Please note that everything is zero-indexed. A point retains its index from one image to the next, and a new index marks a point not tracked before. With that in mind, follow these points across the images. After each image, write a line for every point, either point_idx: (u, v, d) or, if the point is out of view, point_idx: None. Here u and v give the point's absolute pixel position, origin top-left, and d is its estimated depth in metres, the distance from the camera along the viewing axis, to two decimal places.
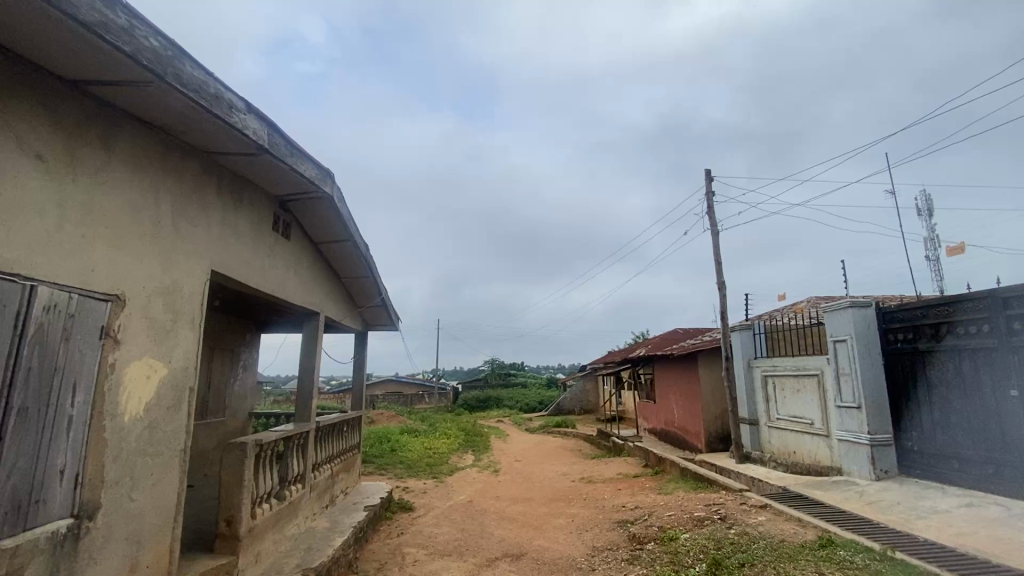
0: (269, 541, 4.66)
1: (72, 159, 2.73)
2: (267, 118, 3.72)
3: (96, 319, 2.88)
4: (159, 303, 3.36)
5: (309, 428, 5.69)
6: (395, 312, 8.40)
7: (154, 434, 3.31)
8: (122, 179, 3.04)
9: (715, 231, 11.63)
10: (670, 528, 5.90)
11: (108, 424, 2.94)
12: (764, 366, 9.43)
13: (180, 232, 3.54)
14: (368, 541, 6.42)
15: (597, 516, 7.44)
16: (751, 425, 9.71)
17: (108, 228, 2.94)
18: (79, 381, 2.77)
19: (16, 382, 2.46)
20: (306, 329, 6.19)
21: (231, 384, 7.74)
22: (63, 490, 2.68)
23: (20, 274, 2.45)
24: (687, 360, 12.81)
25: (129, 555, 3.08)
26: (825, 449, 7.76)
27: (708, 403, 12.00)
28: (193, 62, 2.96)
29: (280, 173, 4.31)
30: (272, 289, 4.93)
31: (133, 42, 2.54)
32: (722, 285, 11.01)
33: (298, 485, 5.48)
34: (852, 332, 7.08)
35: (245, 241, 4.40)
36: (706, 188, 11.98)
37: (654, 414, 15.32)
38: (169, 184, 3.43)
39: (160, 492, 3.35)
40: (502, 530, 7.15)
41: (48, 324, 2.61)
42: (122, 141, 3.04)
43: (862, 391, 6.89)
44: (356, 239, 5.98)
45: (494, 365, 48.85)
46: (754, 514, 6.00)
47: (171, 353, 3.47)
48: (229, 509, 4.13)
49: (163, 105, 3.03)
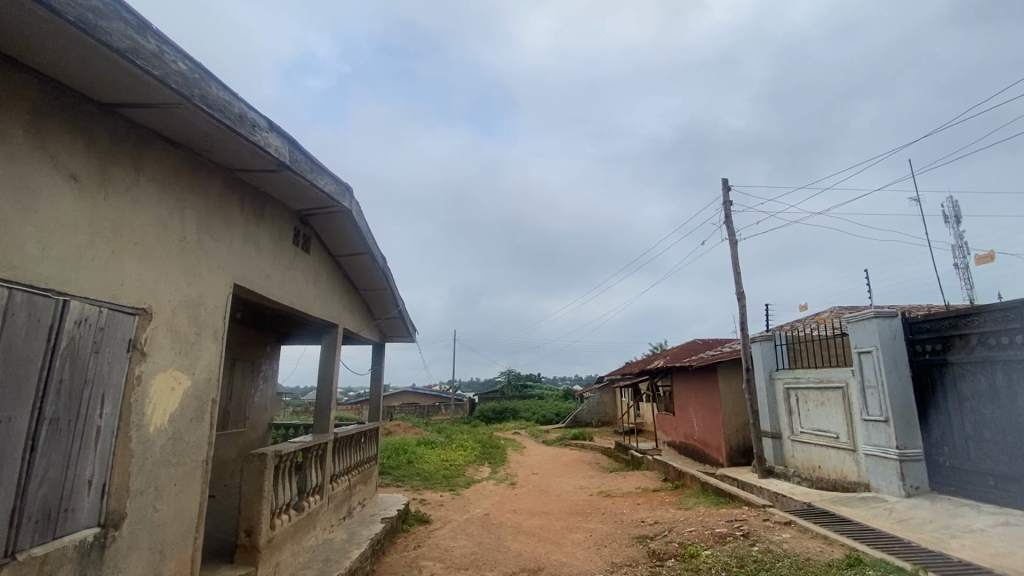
0: (288, 551, 4.71)
1: (103, 178, 2.84)
2: (288, 135, 3.82)
3: (124, 332, 2.97)
4: (184, 316, 3.45)
5: (328, 438, 5.75)
6: (412, 323, 8.45)
7: (178, 445, 3.37)
8: (150, 197, 3.14)
9: (733, 240, 11.48)
10: (691, 544, 5.76)
11: (134, 434, 3.02)
12: (787, 378, 9.23)
13: (203, 248, 3.63)
14: (386, 554, 6.43)
15: (615, 531, 7.32)
16: (774, 439, 9.45)
17: (137, 244, 3.05)
18: (107, 393, 2.85)
19: (48, 394, 2.53)
20: (324, 339, 6.24)
21: (253, 395, 7.90)
22: (90, 499, 2.75)
23: (54, 289, 2.55)
24: (706, 372, 12.63)
25: (153, 563, 3.14)
26: (851, 463, 7.54)
27: (730, 416, 11.75)
28: (218, 84, 3.07)
29: (301, 188, 4.40)
30: (292, 301, 5.03)
31: (163, 67, 2.66)
32: (741, 295, 10.84)
33: (316, 496, 5.53)
34: (878, 343, 6.88)
35: (267, 255, 4.51)
36: (723, 198, 11.86)
37: (673, 427, 15.07)
38: (196, 200, 3.55)
39: (182, 503, 3.41)
40: (519, 544, 7.10)
41: (78, 337, 2.69)
42: (151, 160, 3.16)
43: (889, 404, 6.69)
44: (374, 251, 6.08)
45: (511, 377, 48.94)
46: (778, 531, 5.86)
47: (194, 365, 3.55)
48: (249, 520, 4.17)
49: (189, 125, 3.13)
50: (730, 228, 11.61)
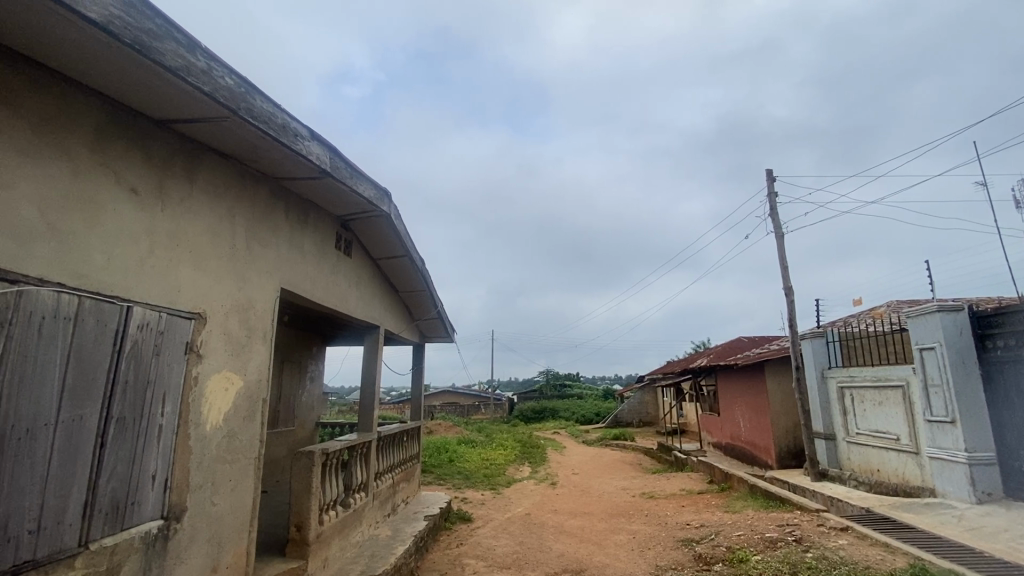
0: (336, 546, 4.86)
1: (160, 190, 3.01)
2: (328, 143, 3.93)
3: (181, 336, 3.14)
4: (236, 320, 3.62)
5: (372, 437, 5.89)
6: (451, 324, 8.54)
7: (232, 443, 3.54)
8: (202, 207, 3.31)
9: (780, 233, 11.02)
10: (739, 548, 5.57)
11: (193, 432, 3.19)
12: (840, 376, 8.79)
13: (252, 254, 3.80)
14: (429, 551, 6.53)
15: (659, 533, 7.17)
16: (828, 441, 9.00)
17: (192, 252, 3.21)
18: (167, 393, 3.02)
19: (115, 394, 2.70)
20: (366, 340, 6.40)
21: (300, 395, 8.18)
22: (154, 493, 2.92)
23: (118, 296, 2.72)
24: (752, 370, 12.17)
25: (211, 555, 3.31)
26: (914, 467, 7.09)
27: (779, 416, 11.29)
28: (263, 96, 3.20)
29: (341, 194, 4.53)
30: (335, 303, 5.18)
31: (212, 82, 2.79)
32: (789, 290, 10.39)
33: (362, 493, 5.69)
34: (942, 339, 6.44)
35: (311, 259, 4.67)
36: (767, 189, 11.41)
37: (718, 427, 14.60)
38: (244, 209, 3.72)
39: (237, 497, 3.57)
40: (561, 544, 7.06)
41: (141, 340, 2.86)
42: (203, 172, 3.33)
43: (955, 404, 6.26)
44: (412, 254, 6.19)
45: (550, 377, 48.81)
46: (834, 537, 5.58)
47: (245, 367, 3.71)
48: (298, 515, 4.33)
49: (237, 137, 3.28)
50: (776, 220, 11.14)
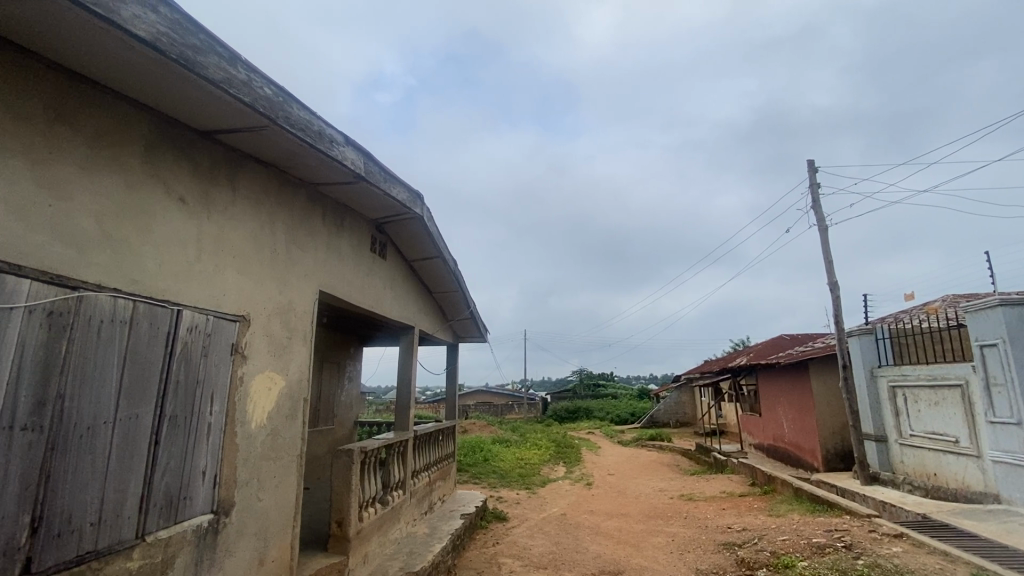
0: (375, 543, 4.96)
1: (206, 198, 3.15)
2: (362, 148, 4.02)
3: (227, 337, 3.27)
4: (277, 322, 3.74)
5: (408, 436, 5.98)
6: (484, 323, 8.59)
7: (276, 440, 3.67)
8: (245, 213, 3.44)
9: (823, 226, 10.58)
10: (784, 554, 5.36)
11: (239, 430, 3.32)
12: (891, 375, 8.36)
13: (292, 258, 3.92)
14: (466, 549, 6.58)
15: (699, 536, 7.00)
16: (878, 443, 8.58)
17: (235, 257, 3.34)
18: (215, 393, 3.15)
19: (167, 394, 2.84)
20: (402, 340, 6.51)
21: (339, 395, 8.40)
22: (204, 488, 3.05)
23: (169, 300, 2.86)
24: (795, 369, 11.73)
25: (258, 549, 3.43)
26: (975, 471, 6.67)
27: (825, 417, 10.84)
28: (300, 104, 3.29)
29: (376, 198, 4.62)
30: (372, 305, 5.29)
31: (252, 93, 2.89)
32: (834, 285, 9.96)
33: (399, 491, 5.79)
34: (1005, 335, 6.04)
35: (348, 262, 4.79)
36: (809, 180, 10.96)
37: (760, 428, 14.14)
38: (284, 215, 3.84)
39: (282, 493, 3.69)
40: (598, 546, 6.99)
41: (191, 342, 2.99)
42: (245, 179, 3.46)
43: (1021, 404, 5.86)
44: (445, 255, 6.26)
45: (583, 377, 48.43)
46: (887, 544, 5.31)
47: (288, 367, 3.83)
48: (339, 511, 4.44)
49: (276, 145, 3.39)
50: (819, 213, 10.69)
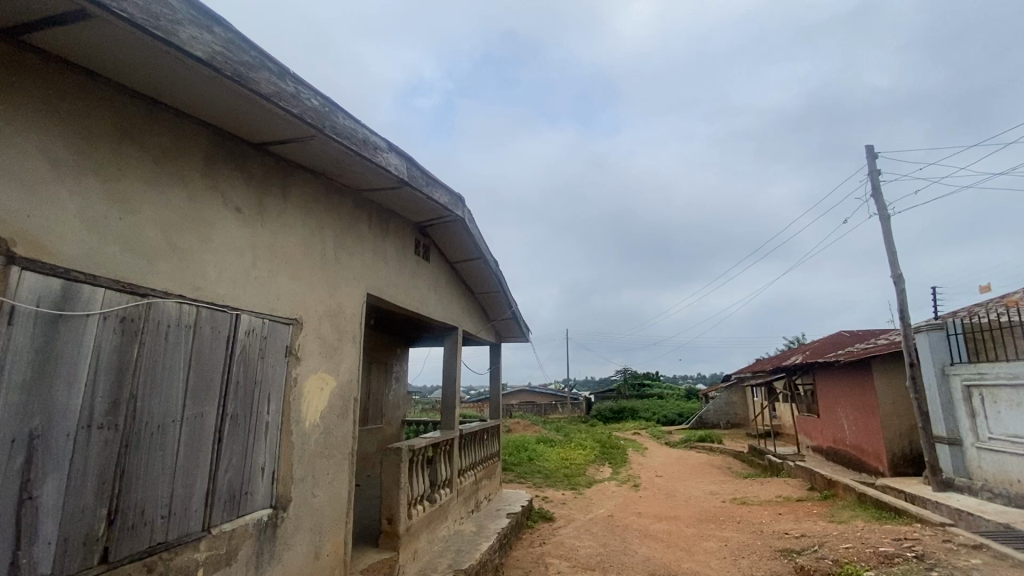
0: (424, 540, 5.06)
1: (260, 208, 3.30)
2: (405, 154, 4.11)
3: (282, 340, 3.42)
4: (328, 324, 3.88)
5: (454, 435, 6.06)
6: (526, 323, 8.59)
7: (328, 438, 3.80)
8: (296, 220, 3.59)
9: (884, 215, 9.93)
10: (848, 562, 5.07)
11: (294, 429, 3.46)
12: (966, 373, 7.75)
13: (340, 262, 4.05)
14: (513, 548, 6.60)
15: (754, 542, 6.73)
16: (952, 446, 7.97)
17: (288, 263, 3.49)
18: (272, 393, 3.30)
19: (229, 394, 3.00)
20: (446, 341, 6.61)
21: (387, 394, 8.63)
22: (263, 484, 3.20)
23: (229, 305, 3.02)
24: (856, 367, 11.08)
25: (313, 543, 3.57)
26: None
27: (890, 418, 10.18)
28: (345, 113, 3.40)
29: (418, 201, 4.71)
30: (417, 306, 5.40)
31: (300, 105, 3.01)
32: (898, 277, 9.33)
33: (446, 489, 5.87)
34: None
35: (393, 266, 4.90)
36: (867, 167, 10.32)
37: (818, 429, 13.44)
38: (332, 221, 3.98)
39: (335, 490, 3.83)
40: (647, 549, 6.85)
41: (249, 344, 3.14)
42: (295, 188, 3.60)
43: None
44: (487, 256, 6.31)
45: (628, 376, 47.59)
46: (965, 555, 4.92)
47: (338, 368, 3.97)
48: (389, 508, 4.56)
49: (323, 154, 3.51)
50: (880, 201, 10.04)
